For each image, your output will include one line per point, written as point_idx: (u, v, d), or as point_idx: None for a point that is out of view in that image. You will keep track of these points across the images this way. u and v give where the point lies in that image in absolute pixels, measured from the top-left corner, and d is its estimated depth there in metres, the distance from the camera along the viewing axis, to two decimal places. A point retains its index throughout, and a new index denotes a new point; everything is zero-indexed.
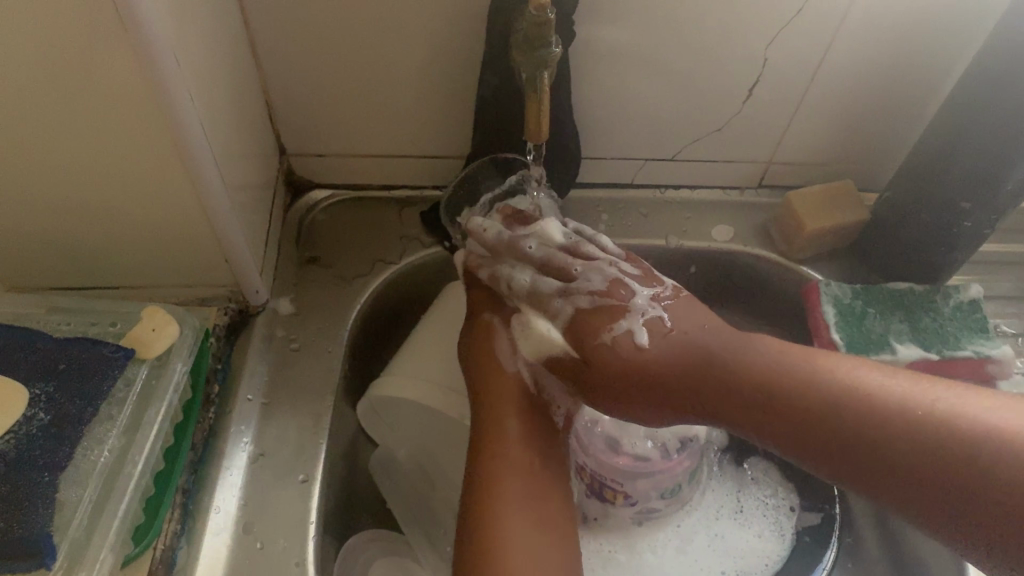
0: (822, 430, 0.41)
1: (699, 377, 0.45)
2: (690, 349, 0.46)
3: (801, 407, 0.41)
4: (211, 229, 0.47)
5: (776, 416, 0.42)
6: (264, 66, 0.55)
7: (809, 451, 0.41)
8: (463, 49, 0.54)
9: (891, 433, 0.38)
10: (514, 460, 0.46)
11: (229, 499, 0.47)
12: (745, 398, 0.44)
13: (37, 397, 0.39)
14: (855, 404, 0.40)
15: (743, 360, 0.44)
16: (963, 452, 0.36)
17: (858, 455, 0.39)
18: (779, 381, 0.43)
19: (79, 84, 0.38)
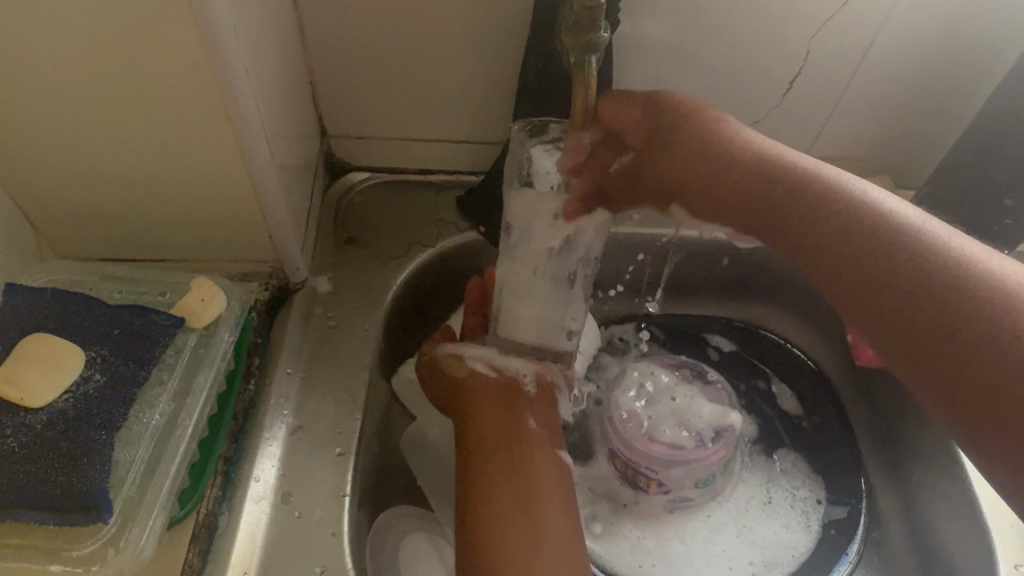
0: (821, 244, 0.41)
1: (735, 187, 0.45)
2: (728, 174, 0.45)
3: (843, 246, 0.40)
4: (258, 205, 0.48)
5: (796, 222, 0.43)
6: (311, 47, 0.56)
7: (819, 255, 0.41)
8: (508, 35, 0.55)
9: (939, 287, 0.36)
10: (488, 450, 0.49)
11: (268, 469, 0.48)
12: (784, 213, 0.43)
13: (94, 359, 0.40)
14: (882, 244, 0.39)
15: (848, 213, 0.41)
16: (957, 285, 0.36)
17: (912, 305, 0.37)
18: (845, 229, 0.40)
19: (143, 57, 0.39)
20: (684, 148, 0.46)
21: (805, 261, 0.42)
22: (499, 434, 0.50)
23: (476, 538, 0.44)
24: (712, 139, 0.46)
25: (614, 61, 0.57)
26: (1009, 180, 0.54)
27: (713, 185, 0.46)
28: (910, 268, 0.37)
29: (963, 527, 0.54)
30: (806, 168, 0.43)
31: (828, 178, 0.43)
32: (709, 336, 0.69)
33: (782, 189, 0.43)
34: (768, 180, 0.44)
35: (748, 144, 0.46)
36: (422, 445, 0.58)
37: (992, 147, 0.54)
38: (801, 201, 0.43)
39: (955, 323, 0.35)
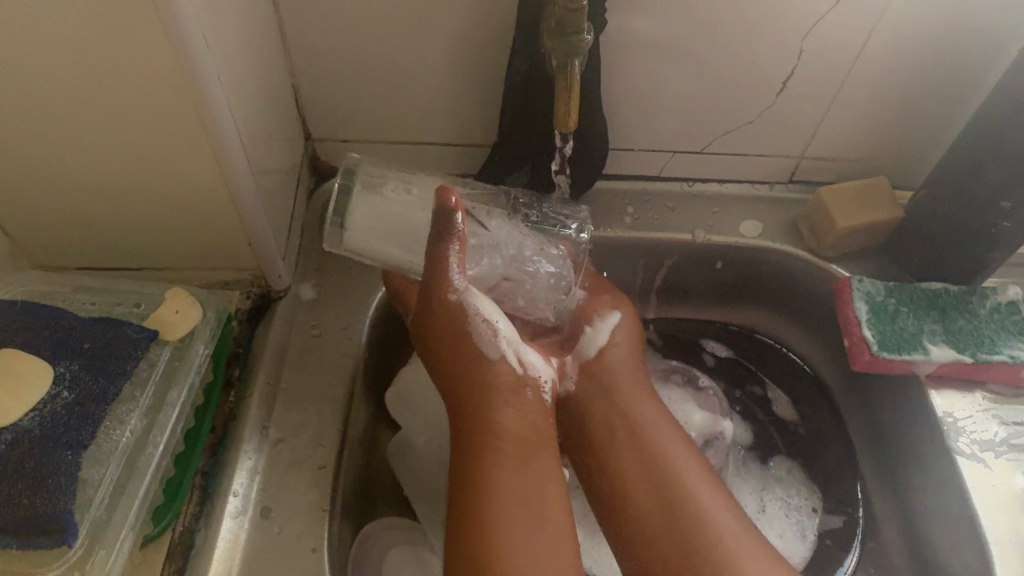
0: (683, 556, 0.43)
1: (585, 411, 0.50)
2: (619, 439, 0.48)
3: (662, 540, 0.43)
4: (236, 212, 0.47)
5: (665, 474, 0.46)
6: (292, 48, 0.54)
7: (658, 530, 0.44)
8: (492, 36, 0.53)
9: None
10: (503, 443, 0.44)
11: (247, 483, 0.47)
12: (643, 483, 0.46)
13: (62, 374, 0.39)
14: (740, 552, 0.42)
15: (688, 513, 0.44)
16: None
17: (728, 572, 0.42)
18: (703, 526, 0.43)
19: (107, 64, 0.38)
20: (603, 374, 0.51)
21: (629, 544, 0.45)
22: (507, 435, 0.44)
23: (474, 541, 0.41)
24: (619, 400, 0.50)
25: (603, 60, 0.55)
26: (1010, 182, 0.52)
27: (614, 398, 0.50)
28: (737, 557, 0.42)
29: (961, 540, 0.52)
30: (663, 458, 0.46)
31: (712, 515, 0.44)
32: (704, 341, 0.69)
33: (664, 480, 0.45)
34: (617, 417, 0.49)
35: (648, 425, 0.48)
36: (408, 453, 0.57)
37: (991, 147, 0.53)
38: (626, 473, 0.47)
39: None
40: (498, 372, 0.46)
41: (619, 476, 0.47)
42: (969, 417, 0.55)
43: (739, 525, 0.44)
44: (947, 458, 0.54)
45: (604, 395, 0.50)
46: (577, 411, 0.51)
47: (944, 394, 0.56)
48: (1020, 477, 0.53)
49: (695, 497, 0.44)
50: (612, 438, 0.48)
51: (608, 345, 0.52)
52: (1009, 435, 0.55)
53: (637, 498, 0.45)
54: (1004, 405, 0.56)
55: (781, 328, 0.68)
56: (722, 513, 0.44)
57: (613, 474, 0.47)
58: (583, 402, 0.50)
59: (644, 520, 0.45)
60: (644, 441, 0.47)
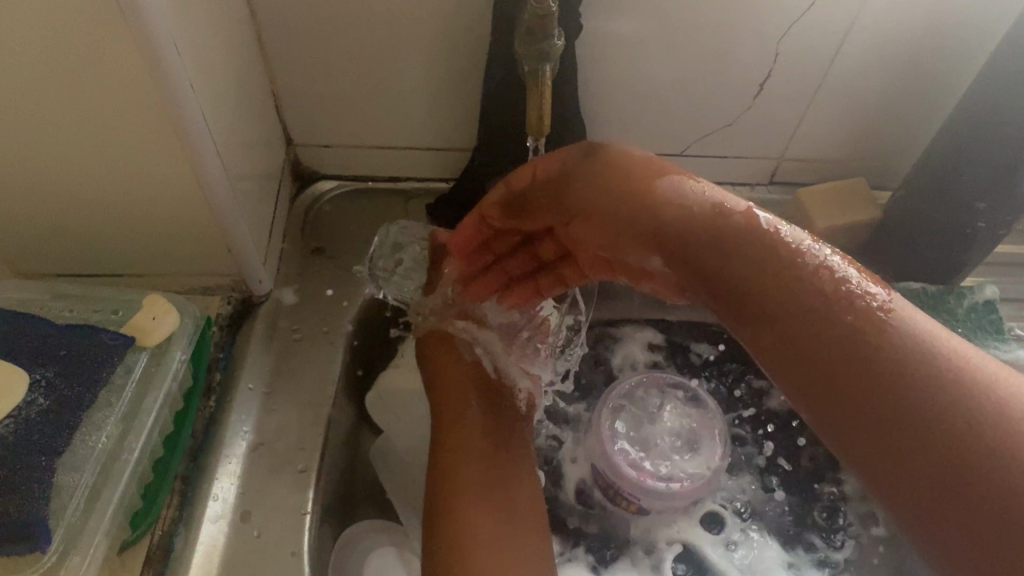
0: (866, 377, 0.31)
1: (675, 238, 0.39)
2: (730, 235, 0.37)
3: (879, 368, 0.31)
4: (214, 219, 0.48)
5: (805, 305, 0.34)
6: (270, 55, 0.55)
7: (821, 387, 0.32)
8: (469, 42, 0.54)
9: (907, 392, 0.30)
10: (470, 443, 0.49)
11: (226, 487, 0.48)
12: (761, 293, 0.35)
13: (37, 381, 0.40)
14: (958, 391, 0.30)
15: (904, 346, 0.31)
16: (986, 437, 0.28)
17: (920, 444, 0.29)
18: (908, 359, 0.31)
19: (80, 73, 0.38)
20: (601, 180, 0.42)
21: (824, 399, 0.32)
22: (471, 434, 0.49)
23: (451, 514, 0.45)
24: (711, 214, 0.38)
25: (580, 65, 0.56)
26: (984, 182, 0.53)
27: (698, 253, 0.38)
28: (930, 392, 0.30)
29: None
30: (835, 304, 0.33)
31: (897, 330, 0.32)
32: None
33: (830, 342, 0.32)
34: (723, 228, 0.37)
35: (735, 213, 0.37)
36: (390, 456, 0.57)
37: (963, 147, 0.53)
38: (753, 278, 0.35)
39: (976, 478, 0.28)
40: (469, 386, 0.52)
41: (776, 303, 0.34)
42: None
43: (938, 332, 0.32)
44: None
45: (672, 228, 0.39)
46: (598, 194, 0.42)
47: None
48: None
49: (880, 305, 0.33)
50: (709, 293, 0.37)
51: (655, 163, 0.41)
52: None
53: (800, 373, 0.33)
54: None
55: None
56: (915, 314, 0.33)
57: (782, 359, 0.34)
58: (669, 218, 0.39)
59: (796, 368, 0.33)
60: (757, 277, 0.35)
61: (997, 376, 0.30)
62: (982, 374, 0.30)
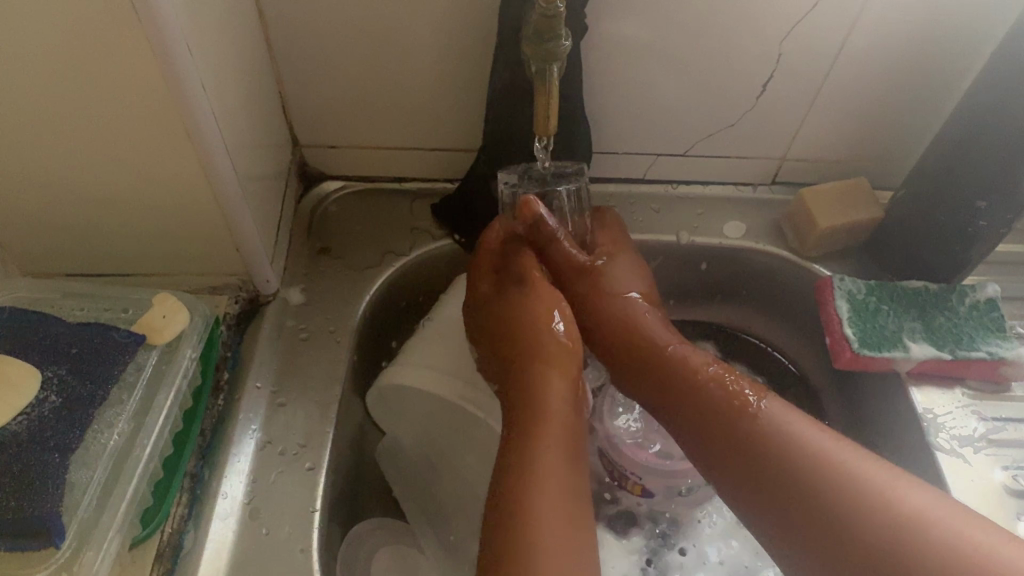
0: (754, 459, 0.44)
1: (641, 375, 0.52)
2: (673, 382, 0.50)
3: (768, 470, 0.44)
4: (223, 218, 0.48)
5: (755, 448, 0.45)
6: (277, 56, 0.55)
7: (749, 484, 0.44)
8: (474, 42, 0.54)
9: (870, 534, 0.40)
10: (553, 431, 0.46)
11: (236, 485, 0.48)
12: (707, 420, 0.47)
13: (50, 379, 0.40)
14: (822, 482, 0.42)
15: (807, 462, 0.43)
16: (861, 509, 0.40)
17: (808, 519, 0.42)
18: (790, 454, 0.44)
19: (92, 73, 0.39)
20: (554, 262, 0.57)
21: (741, 493, 0.45)
22: (553, 421, 0.47)
23: (520, 504, 0.42)
24: (652, 345, 0.52)
25: (585, 66, 0.56)
26: (984, 182, 0.53)
27: (676, 385, 0.49)
28: (811, 477, 0.42)
29: None
30: (788, 427, 0.45)
31: (800, 438, 0.44)
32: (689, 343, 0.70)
33: (744, 435, 0.45)
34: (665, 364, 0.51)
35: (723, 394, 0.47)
36: (396, 454, 0.57)
37: (965, 147, 0.54)
38: (683, 386, 0.49)
39: (867, 547, 0.40)
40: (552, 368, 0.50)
41: (729, 440, 0.46)
42: (949, 413, 0.56)
43: (837, 443, 0.44)
44: (927, 453, 0.55)
45: (647, 348, 0.52)
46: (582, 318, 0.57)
47: (925, 391, 0.57)
48: (998, 471, 0.54)
49: (837, 449, 0.43)
50: (682, 411, 0.49)
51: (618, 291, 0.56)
52: (988, 430, 0.56)
53: (719, 465, 0.46)
54: (985, 400, 0.57)
55: (766, 328, 0.69)
56: (824, 433, 0.45)
57: (688, 433, 0.48)
58: (633, 349, 0.53)
59: (745, 474, 0.45)
60: (738, 433, 0.46)
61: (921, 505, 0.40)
62: (904, 490, 0.41)
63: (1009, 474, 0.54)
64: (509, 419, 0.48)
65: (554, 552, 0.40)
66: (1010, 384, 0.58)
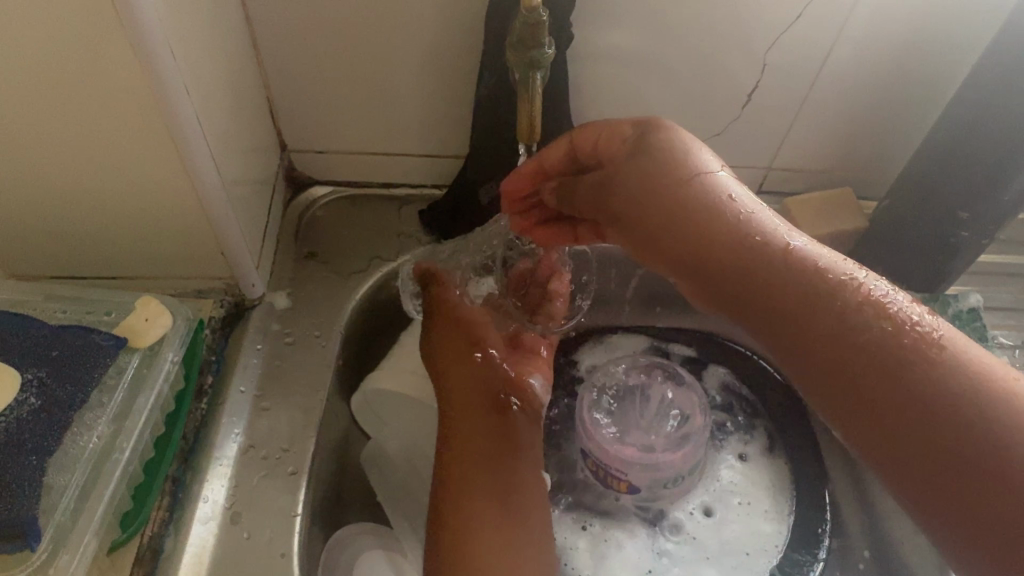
0: (867, 377, 0.35)
1: (727, 275, 0.39)
2: (760, 280, 0.38)
3: (890, 397, 0.34)
4: (207, 222, 0.48)
5: (866, 358, 0.35)
6: (264, 61, 0.55)
7: (856, 403, 0.35)
8: (461, 51, 0.55)
9: (990, 437, 0.32)
10: (478, 440, 0.49)
11: (219, 489, 0.48)
12: (807, 330, 0.36)
13: (30, 381, 0.40)
14: (960, 396, 0.33)
15: (944, 378, 0.33)
16: (987, 418, 0.32)
17: (934, 445, 0.33)
18: (933, 370, 0.34)
19: (76, 78, 0.39)
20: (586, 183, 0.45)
21: (853, 417, 0.35)
22: (480, 433, 0.50)
23: (450, 504, 0.46)
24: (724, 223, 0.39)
25: (571, 75, 0.57)
26: (965, 192, 0.54)
27: (761, 273, 0.38)
28: (948, 401, 0.33)
29: None
30: (901, 331, 0.35)
31: (920, 350, 0.34)
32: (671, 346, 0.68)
33: (842, 340, 0.36)
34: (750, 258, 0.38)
35: (831, 282, 0.37)
36: (380, 459, 0.57)
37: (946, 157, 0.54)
38: (771, 285, 0.38)
39: (989, 464, 0.32)
40: (477, 377, 0.52)
41: (828, 348, 0.36)
42: None
43: (971, 348, 0.35)
44: None
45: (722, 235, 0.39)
46: (630, 207, 0.42)
47: None
48: None
49: (968, 355, 0.34)
50: (759, 310, 0.38)
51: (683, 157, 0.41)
52: None
53: (821, 384, 0.36)
54: None
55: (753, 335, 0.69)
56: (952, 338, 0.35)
57: (766, 336, 0.39)
58: (701, 240, 0.40)
59: (856, 390, 0.35)
60: (831, 334, 0.36)
61: None
62: None
63: None
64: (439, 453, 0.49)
65: (486, 542, 0.44)
66: None
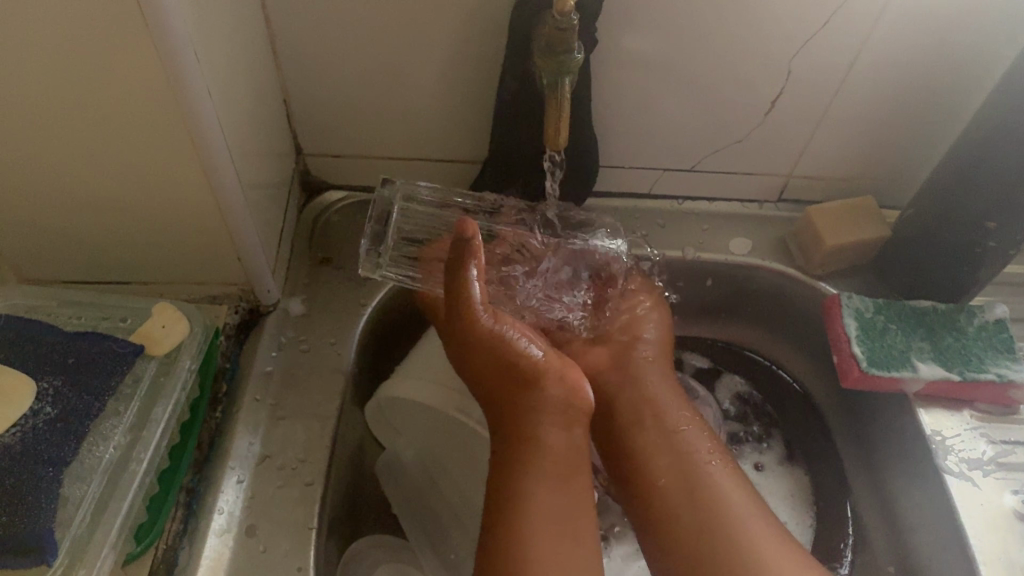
0: (677, 500, 0.47)
1: (625, 413, 0.52)
2: (632, 423, 0.52)
3: (676, 525, 0.46)
4: (224, 227, 0.47)
5: (691, 484, 0.47)
6: (282, 63, 0.54)
7: (666, 530, 0.46)
8: (482, 55, 0.54)
9: (765, 574, 0.43)
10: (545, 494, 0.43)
11: (234, 500, 0.47)
12: (667, 464, 0.49)
13: (44, 390, 0.39)
14: (734, 532, 0.45)
15: (732, 522, 0.45)
16: (767, 563, 0.43)
17: (716, 569, 0.44)
18: (734, 526, 0.45)
19: (94, 80, 0.38)
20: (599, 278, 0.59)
21: (665, 534, 0.46)
22: (552, 455, 0.44)
23: (514, 544, 0.41)
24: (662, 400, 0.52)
25: (593, 79, 0.56)
26: (996, 202, 0.53)
27: (657, 414, 0.52)
28: (700, 527, 0.46)
29: (949, 559, 0.51)
30: (716, 482, 0.47)
31: (731, 495, 0.47)
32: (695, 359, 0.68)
33: (670, 458, 0.49)
34: (653, 404, 0.52)
35: (688, 432, 0.51)
36: (396, 468, 0.56)
37: (975, 166, 0.53)
38: (654, 420, 0.51)
39: None
40: (552, 386, 0.46)
41: (665, 472, 0.48)
42: (958, 435, 0.55)
43: (782, 530, 0.46)
44: (936, 475, 0.54)
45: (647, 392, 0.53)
46: (599, 376, 0.55)
47: (932, 413, 0.56)
48: (1009, 496, 0.53)
49: (772, 523, 0.46)
50: (639, 434, 0.51)
51: (643, 313, 0.58)
52: (996, 453, 0.55)
53: (638, 484, 0.49)
54: (993, 423, 0.56)
55: (773, 346, 0.67)
56: (767, 516, 0.47)
57: (656, 457, 0.49)
58: (638, 393, 0.53)
59: (666, 508, 0.47)
60: (683, 462, 0.49)
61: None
62: (827, 575, 0.44)
63: (1019, 499, 0.53)
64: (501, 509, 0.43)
65: None
66: (1018, 406, 0.57)
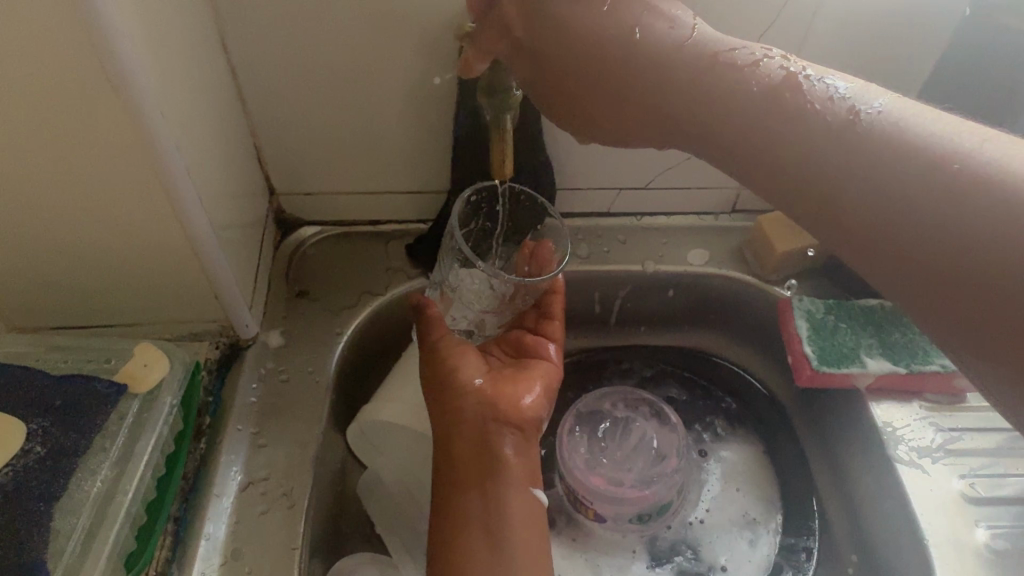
0: (745, 146, 0.45)
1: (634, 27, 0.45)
2: (608, 90, 0.46)
3: (794, 163, 0.43)
4: (200, 268, 0.50)
5: (675, 108, 0.46)
6: (251, 110, 0.58)
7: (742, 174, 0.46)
8: (438, 94, 0.57)
9: (903, 163, 0.40)
10: (469, 532, 0.48)
11: (218, 526, 0.49)
12: (707, 122, 0.46)
13: (33, 432, 0.42)
14: (827, 128, 0.42)
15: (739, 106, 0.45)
16: (981, 175, 0.38)
17: (841, 176, 0.42)
18: (846, 134, 0.42)
19: (70, 142, 0.41)
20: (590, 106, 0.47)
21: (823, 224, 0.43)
22: (493, 505, 0.49)
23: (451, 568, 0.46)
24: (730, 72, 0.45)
25: None
26: None
27: (651, 80, 0.46)
28: (781, 113, 0.44)
29: (903, 544, 0.54)
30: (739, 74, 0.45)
31: (749, 74, 0.45)
32: (665, 371, 0.70)
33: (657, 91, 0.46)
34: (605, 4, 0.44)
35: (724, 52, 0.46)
36: (377, 489, 0.59)
37: None
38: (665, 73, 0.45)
39: (978, 232, 0.37)
40: (485, 431, 0.51)
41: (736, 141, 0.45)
42: (908, 425, 0.58)
43: (862, 85, 0.43)
44: (888, 465, 0.57)
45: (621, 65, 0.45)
46: (592, 88, 0.46)
47: (884, 405, 0.59)
48: (957, 480, 0.56)
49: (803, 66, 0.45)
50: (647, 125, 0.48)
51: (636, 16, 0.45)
52: (945, 441, 0.58)
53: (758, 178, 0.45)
54: (942, 412, 0.59)
55: (737, 351, 0.70)
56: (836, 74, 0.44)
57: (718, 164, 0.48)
58: (591, 64, 0.45)
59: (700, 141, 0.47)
60: (698, 105, 0.46)
61: (977, 147, 0.39)
62: (978, 149, 0.39)
63: (967, 482, 0.56)
64: (438, 541, 0.48)
65: None
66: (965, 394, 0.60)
